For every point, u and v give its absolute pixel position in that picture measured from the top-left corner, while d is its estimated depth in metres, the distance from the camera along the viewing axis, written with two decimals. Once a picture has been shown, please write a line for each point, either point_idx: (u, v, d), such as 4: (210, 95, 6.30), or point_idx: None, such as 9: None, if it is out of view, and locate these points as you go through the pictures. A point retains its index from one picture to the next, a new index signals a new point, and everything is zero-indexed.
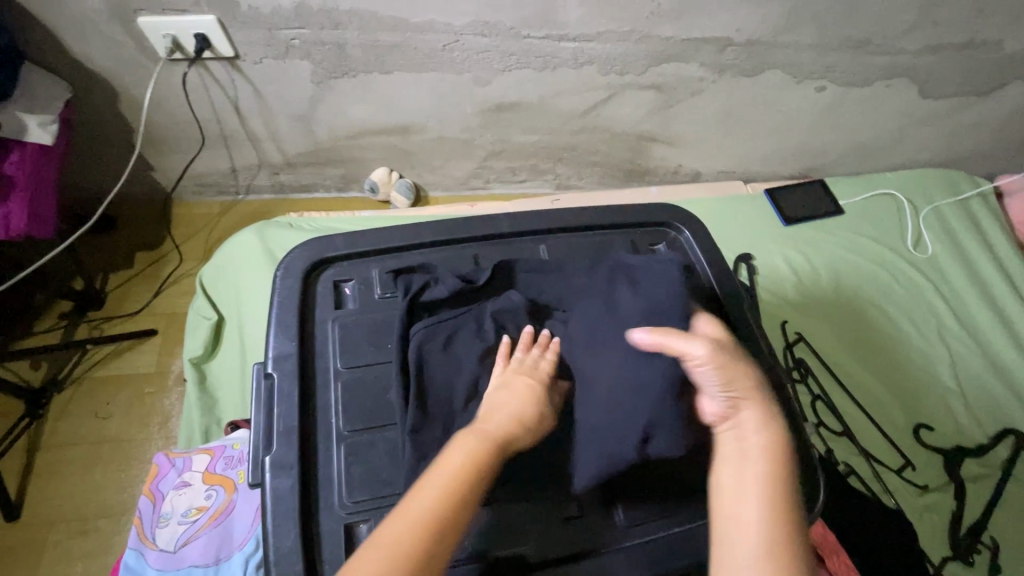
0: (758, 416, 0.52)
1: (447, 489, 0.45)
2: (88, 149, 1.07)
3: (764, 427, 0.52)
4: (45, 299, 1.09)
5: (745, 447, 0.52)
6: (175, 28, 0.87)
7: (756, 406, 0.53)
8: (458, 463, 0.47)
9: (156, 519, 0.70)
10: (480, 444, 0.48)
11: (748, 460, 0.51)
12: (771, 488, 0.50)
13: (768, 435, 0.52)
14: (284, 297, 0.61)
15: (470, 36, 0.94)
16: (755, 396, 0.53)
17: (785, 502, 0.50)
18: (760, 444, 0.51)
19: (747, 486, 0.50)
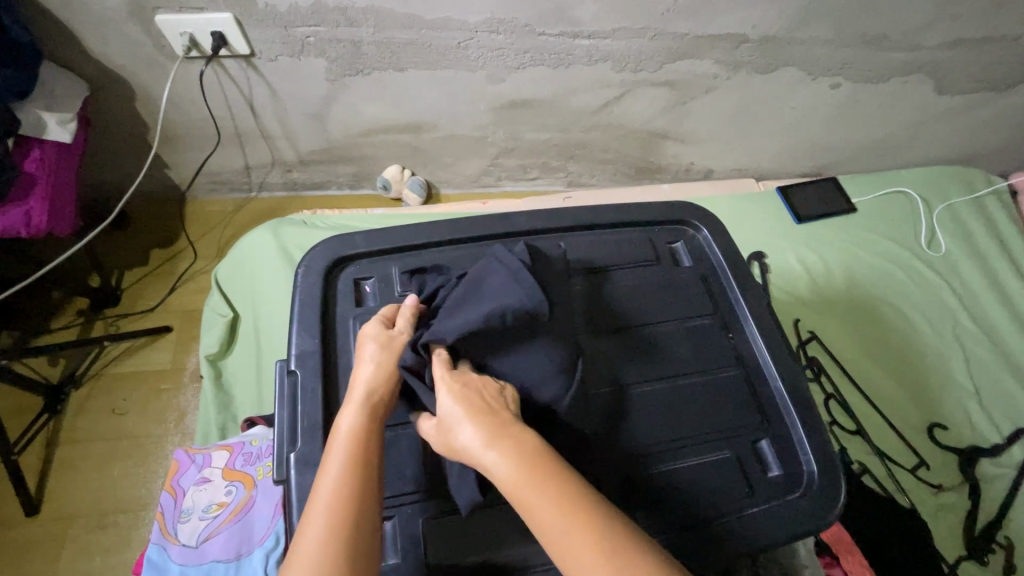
0: (498, 441, 0.45)
1: (332, 516, 0.43)
2: (104, 147, 1.07)
3: (511, 451, 0.44)
4: (62, 296, 1.10)
5: (509, 489, 0.43)
6: (192, 27, 0.87)
7: (489, 435, 0.45)
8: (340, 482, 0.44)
9: (177, 514, 0.70)
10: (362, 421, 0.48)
11: (525, 502, 0.42)
12: (562, 509, 0.41)
13: (521, 456, 0.44)
14: (306, 294, 0.61)
15: (485, 34, 0.94)
16: (484, 423, 0.46)
17: (591, 512, 0.41)
18: (519, 475, 0.43)
19: (547, 525, 0.41)
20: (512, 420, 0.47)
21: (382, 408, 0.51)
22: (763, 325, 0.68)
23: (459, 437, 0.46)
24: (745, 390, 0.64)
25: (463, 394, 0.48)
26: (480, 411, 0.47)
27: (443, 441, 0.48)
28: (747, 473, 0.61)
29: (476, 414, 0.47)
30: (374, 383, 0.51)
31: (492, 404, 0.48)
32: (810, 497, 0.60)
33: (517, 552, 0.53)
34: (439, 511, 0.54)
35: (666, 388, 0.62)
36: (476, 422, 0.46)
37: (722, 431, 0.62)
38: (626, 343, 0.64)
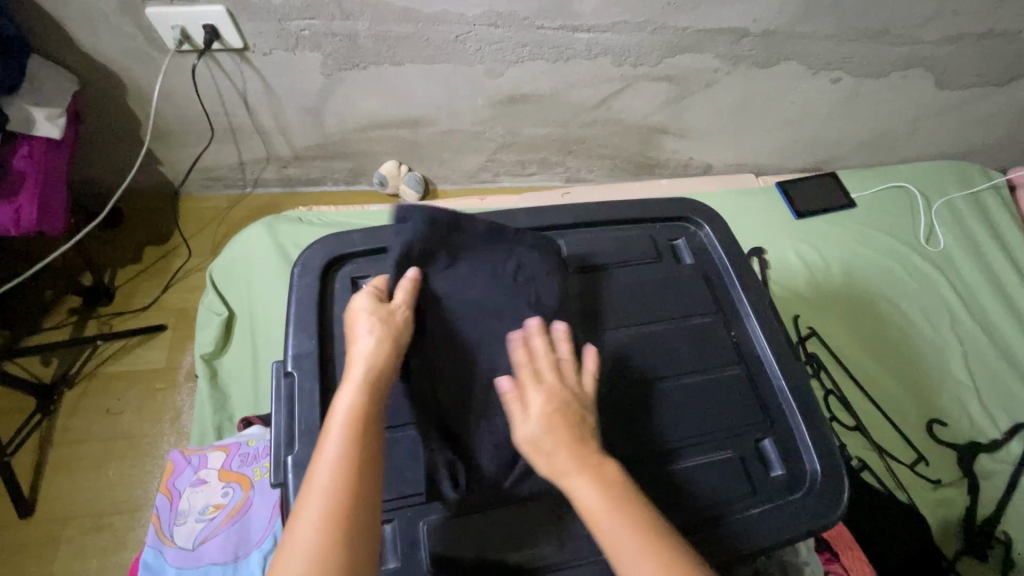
0: (587, 468, 0.48)
1: (330, 508, 0.43)
2: (95, 143, 1.05)
3: (595, 477, 0.48)
4: (53, 295, 1.08)
5: (589, 511, 0.47)
6: (184, 19, 0.85)
7: (578, 460, 0.48)
8: (337, 467, 0.45)
9: (173, 517, 0.69)
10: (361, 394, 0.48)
11: (602, 523, 0.46)
12: (636, 532, 0.46)
13: (605, 485, 0.47)
14: (302, 294, 0.60)
15: (483, 27, 0.92)
16: (571, 446, 0.49)
17: (657, 537, 0.46)
18: (600, 500, 0.47)
19: (617, 545, 0.45)
20: (594, 446, 0.50)
21: (382, 385, 0.50)
22: (766, 323, 0.67)
23: (542, 452, 0.49)
24: (747, 389, 0.64)
25: (554, 408, 0.50)
26: (570, 431, 0.49)
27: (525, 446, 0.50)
28: (749, 471, 0.60)
29: (564, 433, 0.49)
30: (371, 361, 0.50)
31: (582, 420, 0.51)
32: (813, 497, 0.59)
33: (520, 554, 0.53)
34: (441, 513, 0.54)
35: (668, 387, 0.62)
36: (566, 443, 0.49)
37: (724, 430, 0.61)
38: (626, 342, 0.63)
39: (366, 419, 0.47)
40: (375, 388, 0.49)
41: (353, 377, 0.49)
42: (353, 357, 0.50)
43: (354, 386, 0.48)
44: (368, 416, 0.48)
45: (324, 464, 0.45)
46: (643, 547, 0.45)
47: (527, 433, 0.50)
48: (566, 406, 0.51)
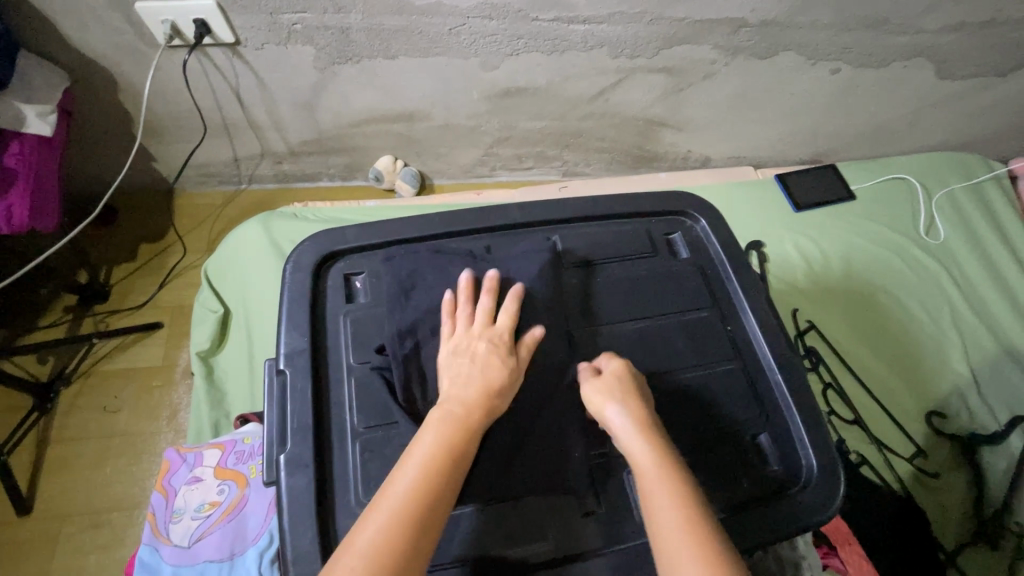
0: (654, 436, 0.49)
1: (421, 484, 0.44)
2: (88, 140, 1.04)
3: (656, 441, 0.49)
4: (49, 293, 1.08)
5: (641, 469, 0.47)
6: (174, 14, 0.84)
7: (648, 427, 0.50)
8: (425, 465, 0.45)
9: (168, 514, 0.69)
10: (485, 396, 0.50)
11: (648, 481, 0.46)
12: (680, 503, 0.45)
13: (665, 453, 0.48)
14: (295, 291, 0.60)
15: (477, 20, 0.91)
16: (645, 413, 0.51)
17: (699, 515, 0.44)
18: (653, 461, 0.47)
19: (657, 509, 0.45)
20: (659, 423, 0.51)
21: (502, 391, 0.51)
22: (762, 317, 0.67)
23: (610, 405, 0.51)
24: (744, 383, 0.63)
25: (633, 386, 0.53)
26: (640, 404, 0.52)
27: (594, 398, 0.52)
28: (744, 467, 0.60)
29: (637, 404, 0.52)
30: (496, 366, 0.51)
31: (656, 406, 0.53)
32: (807, 492, 0.59)
33: (515, 550, 0.53)
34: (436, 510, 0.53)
35: (664, 384, 0.61)
36: (636, 409, 0.51)
37: (721, 426, 0.61)
38: (622, 338, 0.63)
39: (468, 434, 0.47)
40: (495, 392, 0.50)
41: (471, 390, 0.49)
42: (474, 368, 0.51)
43: (472, 399, 0.49)
44: (473, 432, 0.48)
45: (415, 456, 0.45)
46: (681, 516, 0.44)
47: (601, 397, 0.52)
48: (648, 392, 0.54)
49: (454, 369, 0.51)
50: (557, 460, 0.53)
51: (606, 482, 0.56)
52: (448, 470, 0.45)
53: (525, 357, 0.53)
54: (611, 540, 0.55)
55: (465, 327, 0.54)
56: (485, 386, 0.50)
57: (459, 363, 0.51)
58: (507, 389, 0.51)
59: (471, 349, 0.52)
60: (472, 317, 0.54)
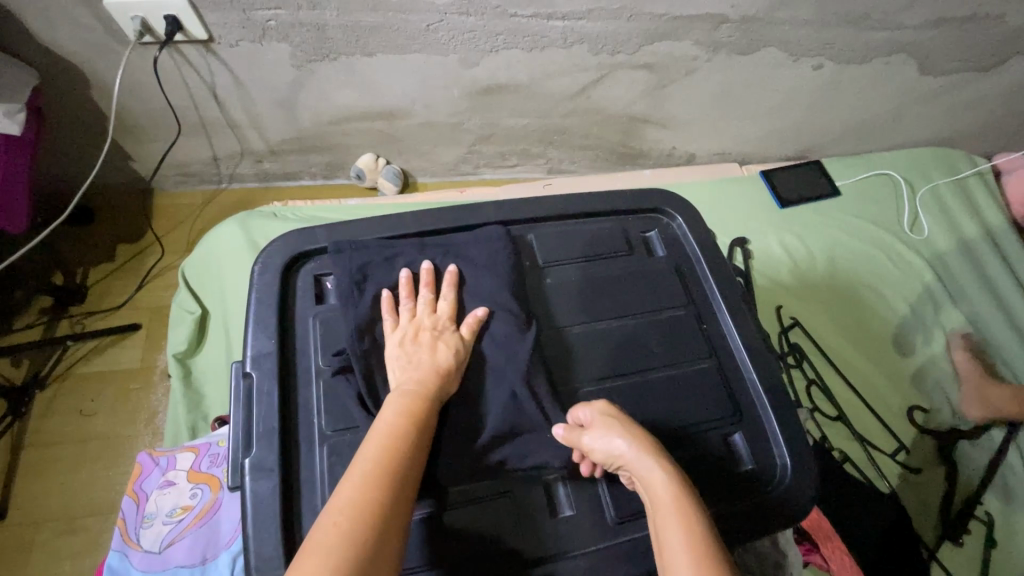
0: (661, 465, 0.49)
1: (390, 446, 0.45)
2: (61, 138, 1.03)
3: (669, 473, 0.48)
4: (24, 295, 1.06)
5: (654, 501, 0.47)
6: (144, 10, 0.83)
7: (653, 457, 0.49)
8: (393, 432, 0.47)
9: (140, 519, 0.69)
10: (437, 370, 0.52)
11: (662, 514, 0.46)
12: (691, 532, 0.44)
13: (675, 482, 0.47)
14: (262, 292, 0.59)
15: (454, 16, 0.90)
16: (650, 444, 0.50)
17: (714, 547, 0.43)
18: (667, 491, 0.47)
19: (672, 544, 0.44)
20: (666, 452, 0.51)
21: (452, 367, 0.53)
22: (737, 316, 0.66)
23: (615, 438, 0.51)
24: (719, 381, 0.63)
25: (630, 420, 0.53)
26: (645, 435, 0.51)
27: (595, 439, 0.51)
28: (718, 463, 0.60)
29: (642, 436, 0.51)
30: (443, 344, 0.54)
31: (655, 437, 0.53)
32: (779, 490, 0.59)
33: (491, 549, 0.53)
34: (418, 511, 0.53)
35: (637, 384, 0.61)
36: (642, 440, 0.51)
37: (694, 425, 0.60)
38: (596, 337, 0.62)
39: (428, 403, 0.50)
40: (448, 368, 0.53)
41: (422, 369, 0.52)
42: (420, 352, 0.53)
43: (425, 376, 0.51)
44: (432, 402, 0.50)
45: (380, 425, 0.47)
46: (698, 552, 0.42)
47: (607, 437, 0.51)
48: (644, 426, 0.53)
49: (402, 357, 0.53)
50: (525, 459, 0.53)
51: (577, 482, 0.56)
52: (414, 434, 0.47)
53: (469, 337, 0.56)
54: (583, 542, 0.54)
55: (412, 312, 0.56)
56: (435, 363, 0.52)
57: (407, 351, 0.53)
58: (454, 367, 0.53)
59: (416, 335, 0.54)
60: (417, 305, 0.57)
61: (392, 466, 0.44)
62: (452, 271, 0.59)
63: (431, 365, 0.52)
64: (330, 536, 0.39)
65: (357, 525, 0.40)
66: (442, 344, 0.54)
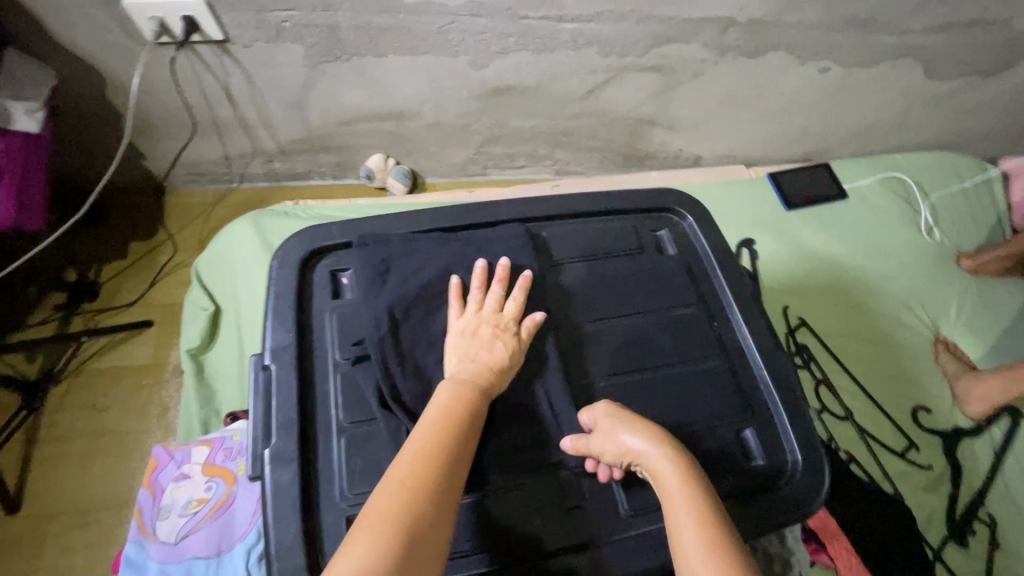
0: (672, 456, 0.51)
1: (443, 425, 0.48)
2: (77, 136, 1.04)
3: (678, 464, 0.50)
4: (38, 291, 1.08)
5: (665, 494, 0.49)
6: (162, 11, 0.84)
7: (665, 448, 0.51)
8: (446, 412, 0.49)
9: (155, 511, 0.69)
10: (495, 371, 0.52)
11: (674, 505, 0.48)
12: (702, 522, 0.46)
13: (688, 473, 0.49)
14: (281, 288, 0.60)
15: (466, 18, 0.92)
16: (663, 437, 0.52)
17: (726, 536, 0.45)
18: (679, 482, 0.49)
19: (685, 535, 0.46)
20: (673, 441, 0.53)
21: (508, 369, 0.53)
22: (748, 315, 0.67)
23: (622, 436, 0.52)
24: (728, 377, 0.64)
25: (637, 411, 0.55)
26: (652, 427, 0.53)
27: (597, 436, 0.52)
28: (730, 458, 0.60)
29: (648, 428, 0.52)
30: (505, 345, 0.54)
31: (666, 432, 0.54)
32: (791, 486, 0.60)
33: (504, 541, 0.53)
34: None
35: (651, 378, 0.62)
36: (650, 432, 0.52)
37: (706, 421, 0.61)
38: (608, 334, 0.63)
39: (477, 400, 0.50)
40: (504, 368, 0.53)
41: (479, 364, 0.52)
42: (480, 345, 0.54)
43: (480, 372, 0.52)
44: (483, 397, 0.51)
45: (432, 409, 0.49)
46: (710, 539, 0.45)
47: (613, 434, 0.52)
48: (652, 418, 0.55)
49: (460, 346, 0.54)
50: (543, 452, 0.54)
51: (591, 477, 0.57)
52: (467, 416, 0.49)
53: (525, 339, 0.55)
54: (598, 535, 0.55)
55: (477, 306, 0.57)
56: (492, 361, 0.53)
57: (468, 342, 0.54)
58: (507, 369, 0.53)
59: (477, 330, 0.55)
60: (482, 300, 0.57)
61: (445, 444, 0.46)
62: (526, 275, 0.59)
63: (489, 364, 0.53)
64: (388, 504, 0.42)
65: (410, 504, 0.42)
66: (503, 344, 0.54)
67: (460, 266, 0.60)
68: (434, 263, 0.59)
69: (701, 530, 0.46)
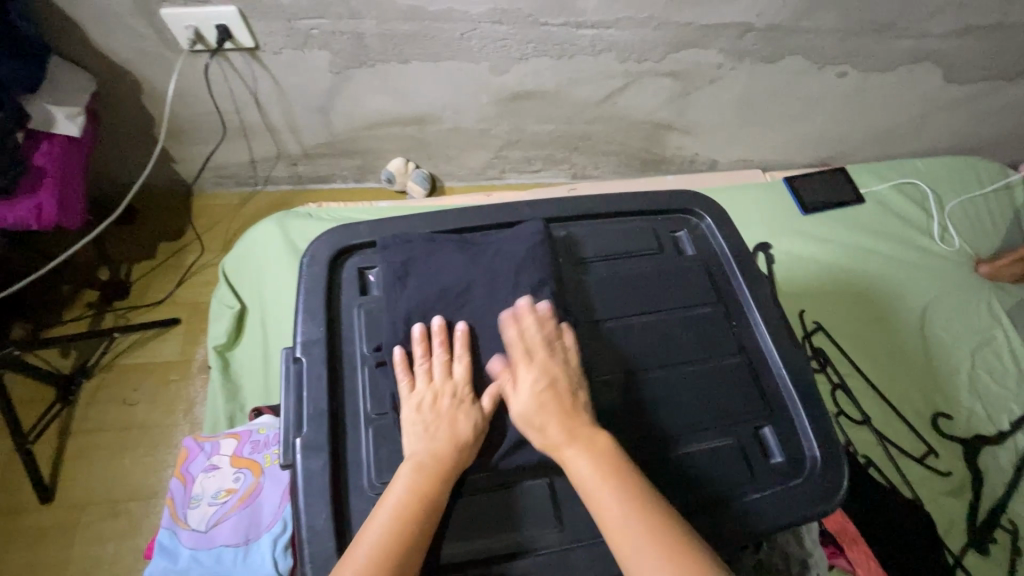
0: (575, 439, 0.52)
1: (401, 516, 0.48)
2: (112, 141, 1.08)
3: (592, 455, 0.51)
4: (72, 289, 1.12)
5: (581, 481, 0.51)
6: (197, 20, 0.88)
7: (567, 434, 0.52)
8: (406, 504, 0.49)
9: (187, 500, 0.72)
10: (457, 449, 0.52)
11: (591, 491, 0.50)
12: (620, 502, 0.49)
13: (595, 456, 0.51)
14: (311, 284, 0.62)
15: (487, 25, 0.94)
16: (562, 418, 0.53)
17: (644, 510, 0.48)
18: (589, 470, 0.51)
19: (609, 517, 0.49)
20: (589, 420, 0.54)
21: (470, 443, 0.53)
22: (767, 315, 0.68)
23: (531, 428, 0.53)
24: (747, 375, 0.64)
25: (546, 371, 0.55)
26: (562, 406, 0.53)
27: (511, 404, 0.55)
28: (748, 455, 0.61)
29: (554, 406, 0.53)
30: (463, 417, 0.53)
31: (570, 395, 0.54)
32: (810, 483, 0.60)
33: (524, 533, 0.54)
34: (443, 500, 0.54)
35: (669, 375, 0.63)
36: (557, 419, 0.53)
37: (725, 418, 0.62)
38: (628, 332, 0.64)
39: (440, 485, 0.50)
40: (464, 447, 0.52)
41: (439, 441, 0.52)
42: (440, 421, 0.53)
43: (442, 451, 0.51)
44: (446, 478, 0.51)
45: (393, 495, 0.49)
46: (629, 516, 0.48)
47: (519, 399, 0.54)
48: (546, 384, 0.54)
49: (416, 423, 0.53)
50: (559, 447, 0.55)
51: None
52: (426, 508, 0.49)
53: (488, 413, 0.54)
54: None
55: (428, 373, 0.55)
56: (453, 437, 0.52)
57: (424, 419, 0.53)
58: (471, 443, 0.53)
59: (435, 405, 0.54)
60: (430, 368, 0.55)
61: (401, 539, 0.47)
62: (463, 329, 0.57)
63: (450, 440, 0.52)
64: None
65: None
66: (459, 416, 0.53)
67: (484, 263, 0.61)
68: (458, 260, 0.61)
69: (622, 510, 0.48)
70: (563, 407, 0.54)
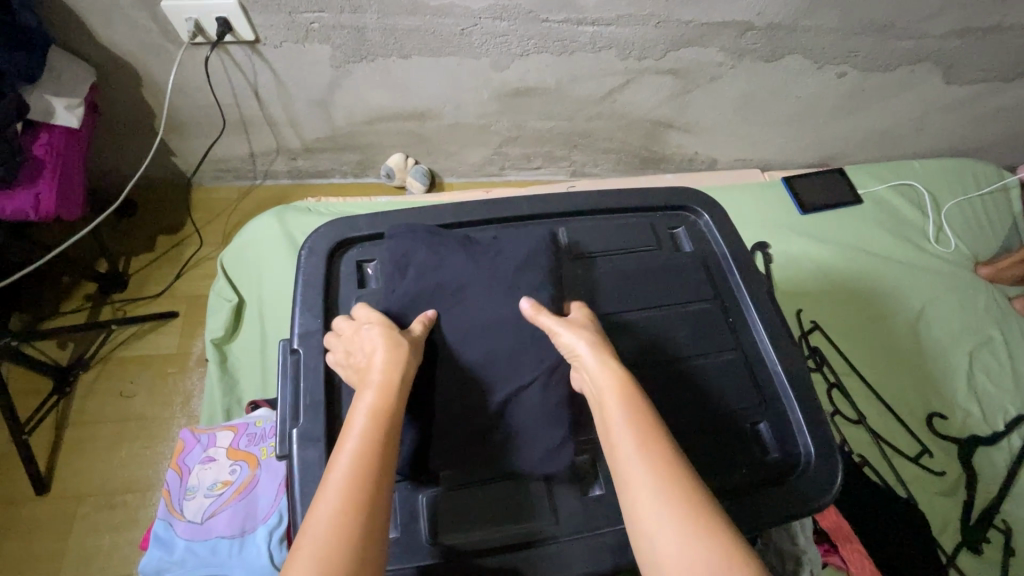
0: (607, 366, 0.50)
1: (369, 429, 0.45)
2: (111, 132, 1.08)
3: (634, 417, 0.47)
4: (71, 282, 1.12)
5: (603, 405, 0.48)
6: (198, 12, 0.88)
7: (601, 361, 0.51)
8: (370, 418, 0.45)
9: (182, 491, 0.72)
10: (396, 358, 0.50)
11: (611, 416, 0.47)
12: (638, 432, 0.46)
13: (621, 383, 0.49)
14: (309, 276, 0.62)
15: (488, 20, 0.94)
16: (601, 349, 0.52)
17: (662, 443, 0.45)
18: (613, 395, 0.48)
19: (623, 446, 0.46)
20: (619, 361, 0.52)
21: (400, 349, 0.50)
22: (764, 310, 0.68)
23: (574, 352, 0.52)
24: (743, 370, 0.65)
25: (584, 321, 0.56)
26: (600, 342, 0.53)
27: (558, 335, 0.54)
28: (744, 453, 0.61)
29: (596, 342, 0.53)
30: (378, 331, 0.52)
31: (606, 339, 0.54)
32: (805, 478, 0.60)
33: (517, 527, 0.55)
34: (426, 492, 0.55)
35: (667, 371, 0.63)
36: (594, 351, 0.52)
37: (721, 414, 0.62)
38: (624, 327, 0.64)
39: (389, 394, 0.47)
40: (398, 352, 0.50)
41: (379, 358, 0.49)
42: (377, 366, 0.49)
43: (382, 362, 0.49)
44: (395, 386, 0.48)
45: (357, 413, 0.46)
46: (647, 445, 0.45)
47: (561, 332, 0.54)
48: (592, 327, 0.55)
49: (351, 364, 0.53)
50: (555, 441, 0.55)
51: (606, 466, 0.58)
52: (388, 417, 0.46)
53: (416, 334, 0.54)
54: (612, 521, 0.55)
55: (341, 329, 0.56)
56: (388, 348, 0.50)
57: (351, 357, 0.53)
58: (398, 348, 0.51)
59: (368, 364, 0.50)
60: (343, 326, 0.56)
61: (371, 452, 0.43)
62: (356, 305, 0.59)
63: (384, 351, 0.50)
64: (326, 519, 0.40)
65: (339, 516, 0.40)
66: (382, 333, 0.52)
67: (478, 256, 0.61)
68: (457, 253, 0.61)
69: (637, 440, 0.45)
70: (602, 342, 0.53)
